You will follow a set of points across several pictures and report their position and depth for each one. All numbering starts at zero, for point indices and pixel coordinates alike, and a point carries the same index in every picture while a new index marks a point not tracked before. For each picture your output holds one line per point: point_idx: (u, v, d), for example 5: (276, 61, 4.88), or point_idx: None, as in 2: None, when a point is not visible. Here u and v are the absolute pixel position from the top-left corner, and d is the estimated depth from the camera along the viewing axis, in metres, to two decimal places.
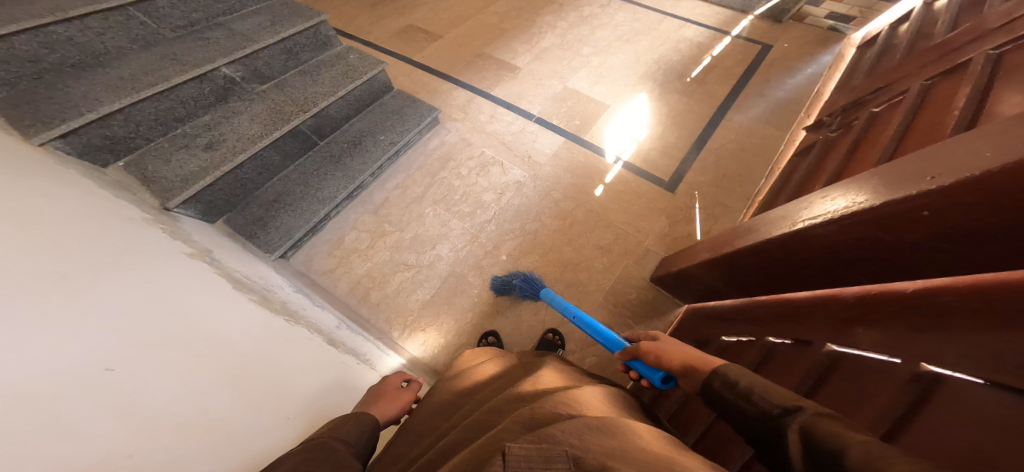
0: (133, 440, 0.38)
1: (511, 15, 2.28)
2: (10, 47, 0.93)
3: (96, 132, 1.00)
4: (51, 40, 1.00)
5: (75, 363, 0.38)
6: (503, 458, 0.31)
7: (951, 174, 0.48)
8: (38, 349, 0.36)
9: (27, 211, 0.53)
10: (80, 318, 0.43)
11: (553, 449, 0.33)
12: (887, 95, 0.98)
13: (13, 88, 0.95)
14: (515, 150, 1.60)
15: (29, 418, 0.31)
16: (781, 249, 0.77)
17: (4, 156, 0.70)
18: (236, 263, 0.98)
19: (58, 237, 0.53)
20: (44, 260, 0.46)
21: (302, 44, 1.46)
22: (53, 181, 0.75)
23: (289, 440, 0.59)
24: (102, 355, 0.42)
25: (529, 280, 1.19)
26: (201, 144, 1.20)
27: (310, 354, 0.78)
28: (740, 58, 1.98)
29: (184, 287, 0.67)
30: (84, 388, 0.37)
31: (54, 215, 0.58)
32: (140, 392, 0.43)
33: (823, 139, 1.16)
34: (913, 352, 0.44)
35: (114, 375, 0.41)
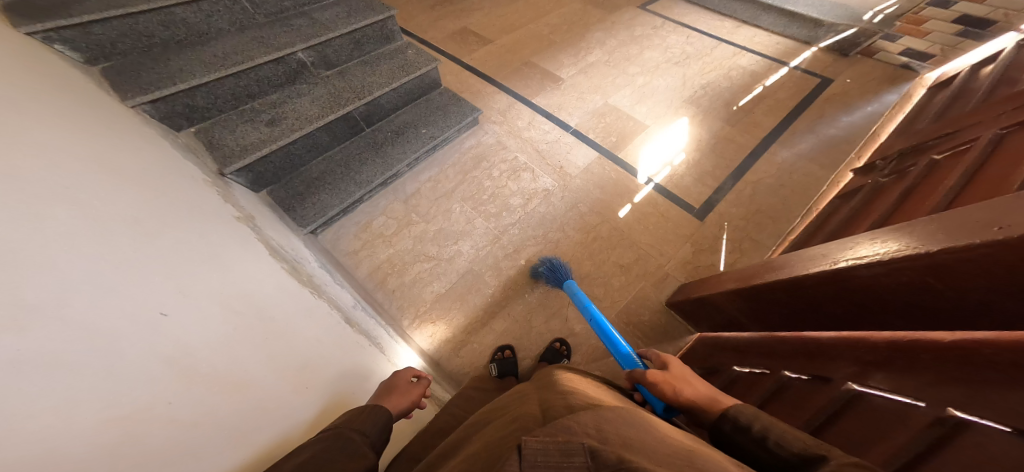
0: (172, 388, 0.41)
1: (563, 28, 2.32)
2: (135, 23, 1.13)
3: (181, 101, 1.15)
4: (168, 19, 1.19)
5: (136, 305, 0.43)
6: (520, 452, 0.35)
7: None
8: (106, 288, 0.41)
9: (106, 173, 0.61)
10: (143, 266, 0.49)
11: (567, 442, 0.36)
12: (952, 143, 0.92)
13: (125, 56, 1.14)
14: (549, 158, 1.62)
15: (86, 355, 0.35)
16: (814, 285, 0.72)
17: (99, 118, 0.81)
18: (274, 232, 1.05)
19: (127, 193, 0.60)
20: (116, 208, 0.54)
21: (368, 36, 1.55)
22: (135, 142, 0.85)
23: (312, 413, 0.61)
24: (158, 301, 0.47)
25: (555, 269, 1.23)
26: (264, 119, 1.30)
27: (338, 331, 0.81)
28: (794, 92, 1.91)
29: (232, 247, 0.74)
30: (140, 328, 0.42)
31: (128, 176, 0.65)
32: (188, 343, 0.47)
33: (872, 184, 1.10)
34: (943, 400, 0.42)
35: (165, 320, 0.46)
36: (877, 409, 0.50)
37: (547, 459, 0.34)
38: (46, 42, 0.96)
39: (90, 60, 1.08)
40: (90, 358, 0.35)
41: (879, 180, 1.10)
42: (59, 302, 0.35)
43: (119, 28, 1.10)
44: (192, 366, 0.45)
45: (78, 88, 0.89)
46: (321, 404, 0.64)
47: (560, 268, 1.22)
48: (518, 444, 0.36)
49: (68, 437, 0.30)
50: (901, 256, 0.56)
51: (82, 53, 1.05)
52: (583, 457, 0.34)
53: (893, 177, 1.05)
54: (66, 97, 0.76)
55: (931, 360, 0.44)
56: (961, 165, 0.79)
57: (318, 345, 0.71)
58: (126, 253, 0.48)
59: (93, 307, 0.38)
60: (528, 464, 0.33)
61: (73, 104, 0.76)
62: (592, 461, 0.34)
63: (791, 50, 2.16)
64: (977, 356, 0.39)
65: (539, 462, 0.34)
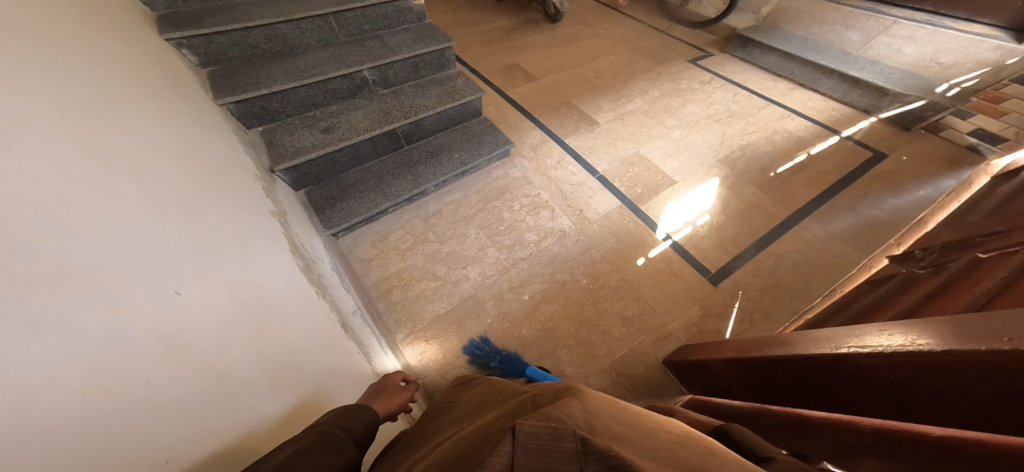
0: (161, 367, 0.41)
1: (608, 75, 2.40)
2: (246, 36, 1.33)
3: (257, 104, 1.32)
4: (272, 34, 1.38)
5: (156, 278, 0.46)
6: (512, 434, 0.29)
7: None
8: (130, 257, 0.44)
9: (163, 160, 0.69)
10: (166, 243, 0.52)
11: (560, 424, 0.30)
12: (997, 244, 0.85)
13: (230, 62, 1.35)
14: (570, 200, 1.65)
15: (92, 316, 0.36)
16: (811, 364, 0.69)
17: (172, 101, 0.91)
18: (300, 230, 1.14)
19: (167, 176, 0.65)
20: (160, 192, 0.60)
21: (427, 62, 1.68)
22: (197, 128, 0.94)
23: (280, 416, 0.58)
24: (175, 278, 0.49)
25: (507, 359, 1.13)
26: (320, 126, 1.43)
27: (332, 333, 0.84)
28: (839, 166, 1.84)
29: (259, 240, 0.82)
30: (152, 298, 0.44)
31: (177, 162, 0.72)
32: (190, 323, 0.47)
33: (906, 274, 1.03)
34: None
35: (176, 297, 0.48)
36: None
37: (539, 442, 0.29)
38: (177, 46, 1.21)
39: (203, 63, 1.31)
40: (97, 319, 0.36)
41: (915, 271, 1.03)
42: (85, 264, 0.38)
43: (233, 39, 1.31)
44: (188, 347, 0.45)
45: (184, 85, 1.06)
46: (291, 410, 0.61)
47: (511, 358, 1.12)
48: (510, 424, 0.30)
49: (44, 393, 0.30)
50: (903, 351, 0.52)
51: (198, 57, 1.28)
52: (574, 443, 0.29)
53: (930, 270, 0.97)
54: (169, 94, 0.92)
55: (913, 452, 0.42)
56: (1001, 268, 0.73)
57: (305, 343, 0.71)
58: (158, 231, 0.52)
59: (116, 274, 0.40)
60: (519, 446, 0.28)
61: (172, 100, 0.92)
62: (582, 447, 0.29)
63: (847, 119, 2.11)
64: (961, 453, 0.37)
65: (531, 449, 0.28)
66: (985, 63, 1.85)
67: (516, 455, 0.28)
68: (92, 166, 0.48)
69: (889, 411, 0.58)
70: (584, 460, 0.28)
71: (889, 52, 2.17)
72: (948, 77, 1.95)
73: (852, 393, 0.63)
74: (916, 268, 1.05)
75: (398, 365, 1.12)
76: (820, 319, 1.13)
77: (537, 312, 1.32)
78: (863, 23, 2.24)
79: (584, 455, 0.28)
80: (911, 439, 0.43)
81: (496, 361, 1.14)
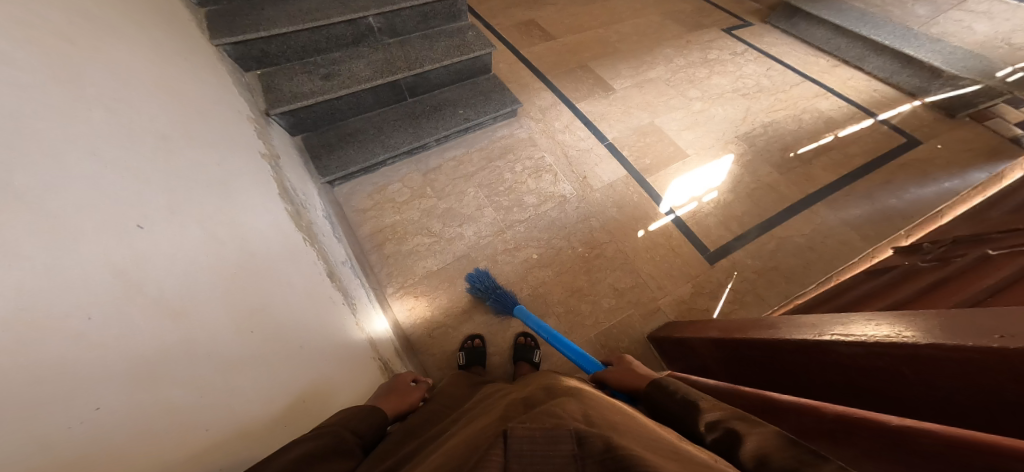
0: (113, 302, 0.38)
1: (632, 38, 2.25)
2: None
3: (256, 47, 1.28)
4: None
5: (115, 213, 0.45)
6: (507, 438, 0.37)
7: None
8: (86, 188, 0.42)
9: (139, 92, 0.67)
10: (130, 178, 0.51)
11: (555, 431, 0.38)
12: (1011, 240, 0.79)
13: (231, 2, 1.31)
14: (575, 166, 1.60)
15: (24, 232, 0.32)
16: (791, 348, 0.69)
17: (158, 36, 0.88)
18: (292, 174, 1.13)
19: (138, 106, 0.64)
20: (132, 123, 0.59)
21: (436, 11, 1.59)
22: (183, 65, 0.91)
23: (272, 399, 0.56)
24: (136, 213, 0.48)
25: (501, 298, 1.22)
26: (321, 73, 1.40)
27: (312, 278, 0.85)
28: (868, 150, 1.71)
29: (243, 179, 0.82)
30: (113, 232, 0.43)
31: (151, 96, 0.69)
32: (147, 261, 0.45)
33: (908, 266, 0.99)
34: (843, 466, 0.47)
35: (139, 232, 0.47)
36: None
37: (534, 446, 0.36)
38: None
39: (203, 3, 1.26)
40: (32, 236, 0.33)
41: (918, 264, 0.98)
42: (17, 178, 0.34)
43: None
44: (145, 287, 0.43)
45: (179, 26, 1.02)
46: (281, 391, 0.58)
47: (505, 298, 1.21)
48: (506, 431, 0.38)
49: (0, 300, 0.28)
50: (887, 342, 0.51)
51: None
52: (569, 445, 0.36)
53: (933, 264, 0.92)
54: (154, 27, 0.88)
55: (863, 438, 0.45)
56: (1009, 265, 0.70)
57: (285, 293, 0.72)
58: (112, 162, 0.49)
59: (55, 197, 0.38)
60: (516, 452, 0.36)
61: (160, 35, 0.88)
62: (579, 449, 0.36)
63: (887, 100, 1.95)
64: (906, 446, 0.40)
65: (528, 450, 0.36)
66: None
67: (511, 448, 0.36)
68: (45, 80, 0.46)
69: (851, 398, 0.59)
70: (581, 460, 0.35)
71: (957, 28, 1.96)
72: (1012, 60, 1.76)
73: (824, 383, 0.63)
74: (920, 261, 1.00)
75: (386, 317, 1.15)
76: (806, 307, 1.11)
77: (530, 276, 1.33)
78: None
79: (580, 456, 0.36)
80: (866, 427, 0.45)
81: (491, 297, 1.24)
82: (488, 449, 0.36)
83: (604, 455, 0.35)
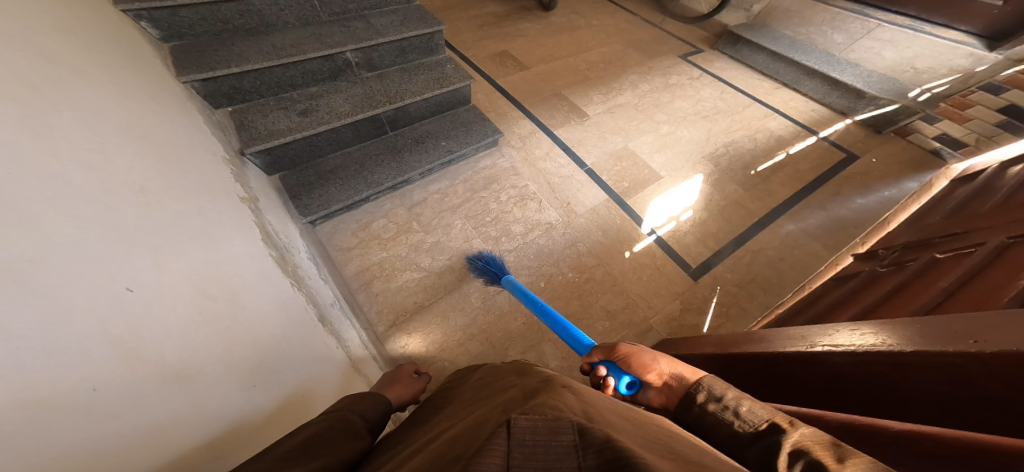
0: (111, 375, 0.39)
1: (600, 67, 2.38)
2: (216, 10, 1.21)
3: (227, 83, 1.22)
4: (245, 9, 1.27)
5: (107, 276, 0.43)
6: (508, 428, 0.35)
7: (998, 341, 0.43)
8: (80, 255, 0.41)
9: (120, 132, 0.62)
10: (122, 233, 0.49)
11: (556, 421, 0.35)
12: (957, 244, 0.90)
13: (197, 38, 1.22)
14: (558, 193, 1.64)
15: (17, 318, 0.32)
16: (788, 363, 0.73)
17: (128, 74, 0.81)
18: (272, 217, 1.07)
19: (115, 149, 0.57)
20: (118, 175, 0.54)
21: (414, 46, 1.61)
22: (154, 102, 0.84)
23: (258, 408, 0.61)
24: (127, 275, 0.46)
25: (492, 264, 1.32)
26: (298, 109, 1.36)
27: (301, 326, 0.82)
28: (816, 166, 1.90)
29: (227, 228, 0.77)
30: (107, 300, 0.41)
31: (129, 137, 0.63)
32: (146, 325, 0.45)
33: (870, 272, 1.10)
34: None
35: (130, 295, 0.45)
36: None
37: (536, 438, 0.33)
38: (135, 19, 1.06)
39: (165, 38, 1.16)
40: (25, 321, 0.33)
41: (878, 269, 1.09)
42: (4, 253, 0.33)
43: (201, 13, 1.18)
44: (142, 353, 0.43)
45: (144, 62, 0.94)
46: (265, 400, 0.63)
47: (496, 264, 1.31)
48: (507, 421, 0.36)
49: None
50: (875, 351, 0.56)
51: (160, 32, 1.14)
52: (571, 435, 0.33)
53: (891, 268, 1.04)
54: (117, 63, 0.78)
55: (875, 445, 0.45)
56: (959, 269, 0.79)
57: (273, 339, 0.70)
58: (100, 222, 0.46)
59: (57, 283, 0.37)
60: (518, 442, 0.33)
61: (127, 74, 0.79)
62: (580, 440, 0.33)
63: (825, 121, 2.18)
64: (918, 447, 0.41)
65: (528, 441, 0.33)
66: (957, 70, 1.89)
67: (513, 441, 0.33)
68: (16, 139, 0.39)
69: (851, 406, 0.63)
70: (583, 453, 0.31)
71: (869, 55, 2.21)
72: (920, 82, 2.00)
73: (825, 393, 0.67)
74: (879, 266, 1.11)
75: (380, 361, 1.13)
76: (786, 316, 1.18)
77: (523, 305, 1.33)
78: (849, 25, 2.27)
79: (581, 448, 0.32)
80: (875, 433, 0.46)
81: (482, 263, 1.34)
82: (488, 439, 0.33)
83: (606, 447, 0.31)
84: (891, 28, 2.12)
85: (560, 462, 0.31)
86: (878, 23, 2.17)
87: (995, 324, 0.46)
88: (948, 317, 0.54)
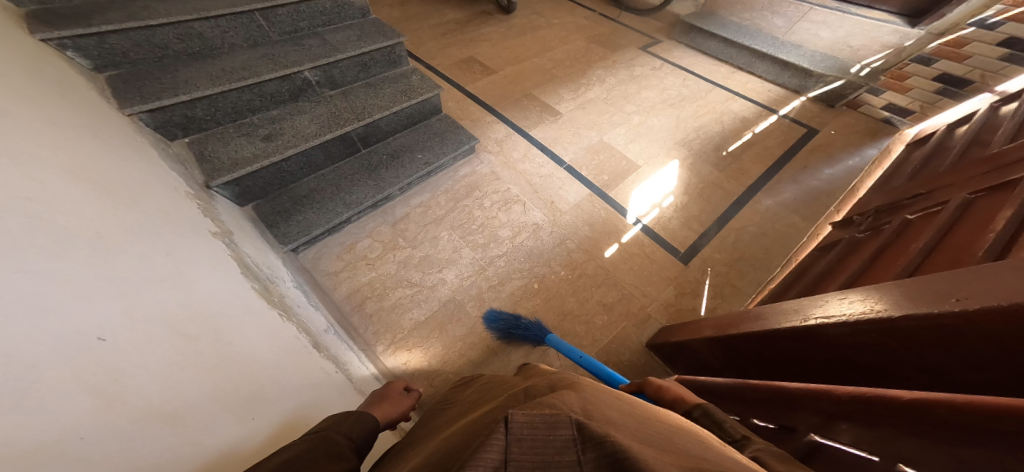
0: (92, 421, 0.36)
1: (566, 64, 2.41)
2: (151, 35, 1.12)
3: (179, 112, 1.14)
4: (185, 33, 1.19)
5: (72, 325, 0.38)
6: (507, 424, 0.33)
7: (976, 298, 0.47)
8: (47, 306, 0.37)
9: (77, 170, 0.57)
10: (92, 280, 0.44)
11: (554, 416, 0.34)
12: (925, 204, 0.97)
13: (135, 66, 1.13)
14: (541, 193, 1.64)
15: None
16: (787, 340, 0.75)
17: (70, 109, 0.74)
18: (250, 248, 1.01)
19: (69, 183, 0.52)
20: (77, 218, 0.49)
21: (376, 60, 1.57)
22: (100, 135, 0.77)
23: (260, 440, 0.57)
24: (97, 324, 0.41)
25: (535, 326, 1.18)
26: (260, 134, 1.30)
27: (296, 355, 0.77)
28: (781, 140, 1.98)
29: (205, 262, 0.71)
30: (75, 354, 0.37)
31: (84, 173, 0.58)
32: (126, 370, 0.41)
33: (849, 238, 1.15)
34: (896, 455, 0.45)
35: (103, 346, 0.40)
36: (835, 462, 0.53)
37: (534, 432, 0.32)
38: (59, 48, 0.96)
39: (99, 67, 1.07)
40: None
41: (856, 235, 1.14)
42: None
43: (135, 39, 1.10)
44: (124, 397, 0.40)
45: (81, 96, 0.86)
46: (269, 431, 0.59)
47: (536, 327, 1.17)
48: (506, 417, 0.34)
49: None
50: (866, 319, 0.59)
51: (91, 61, 1.05)
52: (569, 430, 0.32)
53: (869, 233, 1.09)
54: (48, 95, 0.70)
55: (887, 417, 0.46)
56: (929, 229, 0.84)
57: (270, 370, 0.66)
58: (55, 277, 0.40)
59: (19, 338, 0.33)
60: (515, 437, 0.31)
61: (61, 106, 0.71)
62: (579, 434, 0.32)
63: (781, 98, 2.27)
64: (932, 417, 0.41)
65: (525, 435, 0.32)
66: (888, 46, 1.98)
67: (511, 436, 0.31)
68: None
69: (857, 378, 0.66)
70: (582, 446, 0.31)
71: (808, 36, 2.32)
72: (858, 58, 2.11)
73: (827, 366, 0.69)
74: (857, 232, 1.17)
75: (379, 374, 1.10)
76: (778, 290, 1.21)
77: (519, 308, 1.31)
78: (786, 8, 2.36)
79: (580, 441, 0.31)
80: (885, 406, 0.46)
81: (521, 328, 1.19)
82: (485, 438, 0.32)
83: (604, 441, 0.31)
84: (823, 10, 2.21)
85: (559, 456, 0.30)
86: (810, 7, 2.26)
87: (972, 279, 0.50)
88: (926, 277, 0.57)
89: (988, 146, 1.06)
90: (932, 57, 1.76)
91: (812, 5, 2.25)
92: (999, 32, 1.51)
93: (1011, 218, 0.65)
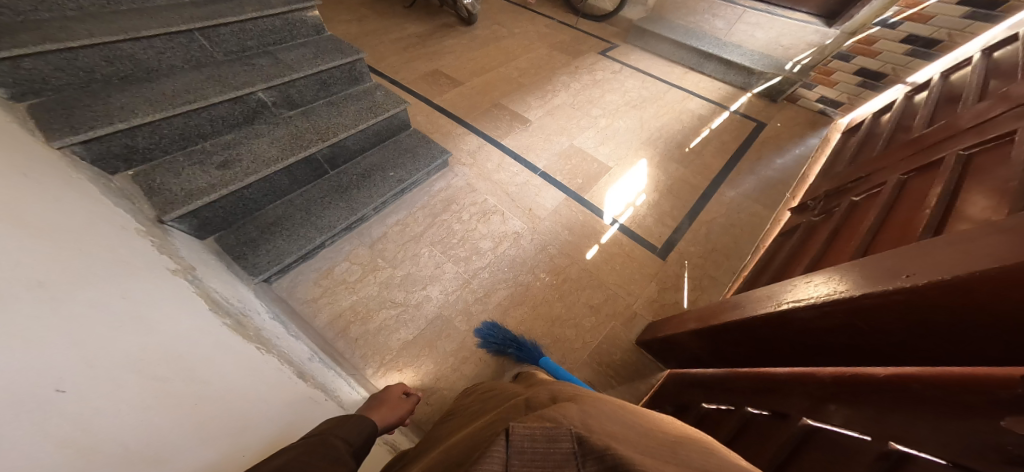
0: None
1: (531, 72, 2.45)
2: (75, 58, 1.02)
3: (118, 141, 1.04)
4: (114, 55, 1.09)
5: (28, 380, 0.35)
6: (507, 437, 0.33)
7: (924, 273, 0.51)
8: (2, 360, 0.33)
9: (10, 204, 0.51)
10: (44, 331, 0.39)
11: (554, 428, 0.34)
12: (866, 186, 1.07)
13: (59, 92, 1.02)
14: (518, 201, 1.65)
15: None
16: (764, 326, 0.79)
17: None
18: (216, 283, 0.94)
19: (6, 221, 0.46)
20: (21, 262, 0.42)
21: (336, 77, 1.53)
22: (29, 170, 0.69)
23: None
24: (56, 374, 0.37)
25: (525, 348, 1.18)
26: (216, 161, 1.22)
27: (280, 391, 0.73)
28: (736, 135, 2.11)
29: (165, 300, 0.65)
30: (32, 413, 0.33)
31: (18, 208, 0.52)
32: (92, 423, 0.38)
33: (806, 222, 1.24)
34: (886, 434, 0.48)
35: (65, 399, 0.37)
36: (829, 444, 0.55)
37: (535, 446, 0.32)
38: None
39: (17, 96, 0.95)
40: None
41: (812, 219, 1.23)
42: None
43: (56, 63, 0.99)
44: (97, 451, 0.37)
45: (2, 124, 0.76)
46: None
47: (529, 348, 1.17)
48: (506, 429, 0.34)
49: None
50: (831, 300, 0.63)
51: (7, 89, 0.93)
52: (570, 442, 0.32)
53: (823, 217, 1.18)
54: None
55: (869, 395, 0.51)
56: (875, 209, 0.92)
57: (251, 408, 0.63)
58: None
59: None
60: (517, 450, 0.31)
61: None
62: (579, 447, 0.32)
63: (731, 95, 2.43)
64: (910, 392, 0.46)
65: (527, 448, 0.32)
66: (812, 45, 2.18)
67: (512, 448, 0.31)
68: None
69: (833, 356, 0.71)
70: (583, 459, 0.30)
71: (746, 37, 2.49)
72: (790, 56, 2.32)
73: (806, 347, 0.74)
74: (812, 216, 1.26)
75: (368, 393, 1.06)
76: (750, 277, 1.28)
77: (508, 318, 1.30)
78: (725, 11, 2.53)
79: (581, 454, 0.31)
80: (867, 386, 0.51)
81: (513, 347, 1.18)
82: (486, 450, 0.32)
83: (605, 454, 0.30)
84: (755, 12, 2.39)
85: (559, 469, 0.30)
86: (744, 10, 2.44)
87: (917, 253, 0.55)
88: (875, 256, 0.62)
89: (910, 131, 1.19)
90: (850, 55, 1.97)
91: (745, 8, 2.42)
92: (901, 30, 1.72)
93: (942, 196, 0.73)
